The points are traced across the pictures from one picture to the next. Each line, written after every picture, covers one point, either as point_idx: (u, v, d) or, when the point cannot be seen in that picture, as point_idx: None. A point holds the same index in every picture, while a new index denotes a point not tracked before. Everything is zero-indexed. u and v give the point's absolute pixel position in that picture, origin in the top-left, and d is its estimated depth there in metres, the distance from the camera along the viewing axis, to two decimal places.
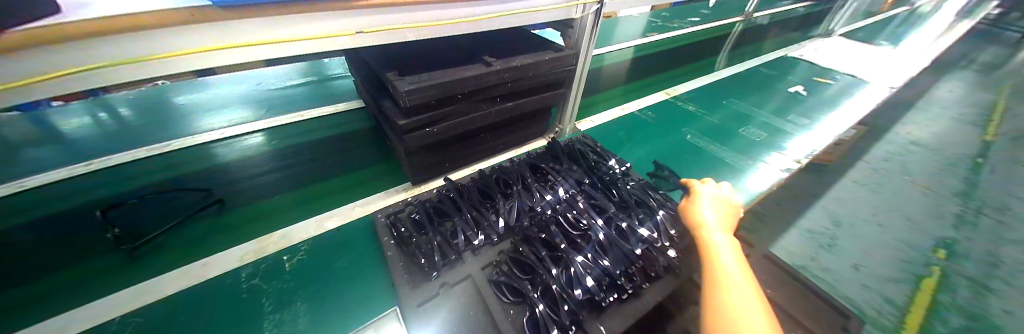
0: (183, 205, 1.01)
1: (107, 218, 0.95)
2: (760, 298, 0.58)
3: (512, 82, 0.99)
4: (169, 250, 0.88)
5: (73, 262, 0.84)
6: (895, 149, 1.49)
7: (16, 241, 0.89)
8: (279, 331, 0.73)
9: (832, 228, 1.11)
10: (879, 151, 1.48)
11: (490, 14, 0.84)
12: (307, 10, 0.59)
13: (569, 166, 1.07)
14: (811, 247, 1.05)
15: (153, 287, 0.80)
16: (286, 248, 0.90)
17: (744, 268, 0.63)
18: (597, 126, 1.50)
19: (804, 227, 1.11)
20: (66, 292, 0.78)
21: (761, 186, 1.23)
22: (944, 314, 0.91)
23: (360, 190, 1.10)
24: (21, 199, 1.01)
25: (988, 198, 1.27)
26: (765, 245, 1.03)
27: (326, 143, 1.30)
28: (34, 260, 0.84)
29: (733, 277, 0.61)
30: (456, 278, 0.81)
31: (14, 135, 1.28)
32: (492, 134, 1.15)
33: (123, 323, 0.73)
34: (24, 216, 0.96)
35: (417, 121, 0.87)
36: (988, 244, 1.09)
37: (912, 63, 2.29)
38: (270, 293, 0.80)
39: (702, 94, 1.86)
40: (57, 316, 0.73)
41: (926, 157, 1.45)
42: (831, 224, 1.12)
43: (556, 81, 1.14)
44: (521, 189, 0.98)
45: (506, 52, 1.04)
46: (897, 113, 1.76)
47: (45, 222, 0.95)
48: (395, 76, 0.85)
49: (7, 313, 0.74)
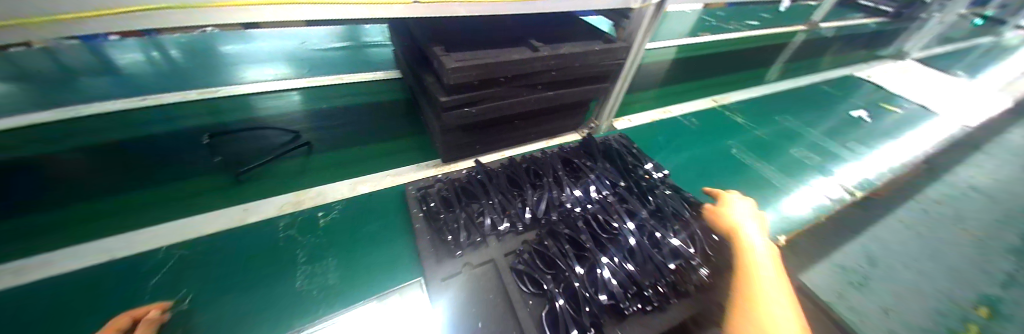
0: (275, 145, 1.09)
1: (212, 144, 1.07)
2: (793, 303, 0.62)
3: (556, 70, 0.94)
4: (209, 192, 0.92)
5: (126, 191, 0.90)
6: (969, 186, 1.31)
7: (81, 161, 0.97)
8: (310, 283, 0.76)
9: None
10: None
11: None
12: None
13: (604, 165, 1.03)
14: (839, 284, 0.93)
15: (194, 224, 0.84)
16: (320, 205, 0.93)
17: (781, 276, 0.66)
18: (634, 126, 1.45)
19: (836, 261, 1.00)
20: (118, 218, 0.83)
21: (798, 211, 1.19)
22: None
23: (387, 160, 1.11)
24: (79, 125, 1.08)
25: None
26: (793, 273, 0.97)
27: (359, 110, 1.32)
28: (93, 182, 0.91)
29: (770, 281, 0.64)
30: (478, 261, 0.81)
31: (78, 64, 1.36)
32: (527, 122, 1.11)
33: (167, 253, 0.77)
34: (82, 140, 1.03)
35: (457, 100, 0.85)
36: None
37: (992, 101, 2.06)
38: (303, 245, 0.83)
39: (752, 107, 1.75)
40: (107, 238, 0.79)
41: None
42: None
43: (601, 74, 1.09)
44: (552, 181, 0.96)
45: (554, 38, 1.00)
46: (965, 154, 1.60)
47: (110, 147, 1.02)
48: (441, 51, 0.83)
49: (67, 231, 0.80)
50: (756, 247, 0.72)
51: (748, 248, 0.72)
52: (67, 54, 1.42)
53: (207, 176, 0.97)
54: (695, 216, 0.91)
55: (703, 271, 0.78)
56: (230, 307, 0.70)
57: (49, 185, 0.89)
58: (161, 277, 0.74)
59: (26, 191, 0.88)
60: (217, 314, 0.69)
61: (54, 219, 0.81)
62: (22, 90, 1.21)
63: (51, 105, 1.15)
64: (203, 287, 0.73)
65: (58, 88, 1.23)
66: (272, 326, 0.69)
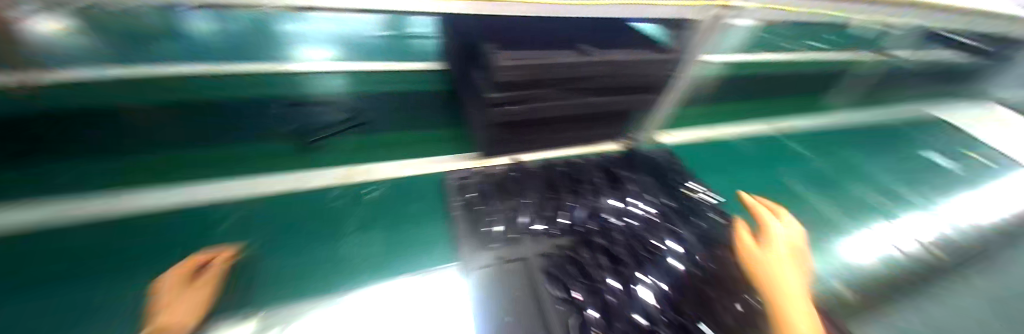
0: (332, 121, 1.17)
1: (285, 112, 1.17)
2: None
3: (604, 76, 0.92)
4: (269, 159, 1.01)
5: (199, 149, 1.00)
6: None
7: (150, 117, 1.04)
8: (355, 249, 0.81)
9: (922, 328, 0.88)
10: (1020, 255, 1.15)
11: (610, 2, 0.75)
12: None
13: (643, 179, 1.04)
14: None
15: (255, 183, 0.92)
16: (368, 181, 0.98)
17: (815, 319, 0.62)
18: (679, 144, 1.39)
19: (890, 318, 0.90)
20: (187, 171, 0.94)
21: (866, 260, 1.02)
22: None
23: (424, 149, 1.15)
24: None
25: None
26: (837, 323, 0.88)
27: (401, 96, 1.35)
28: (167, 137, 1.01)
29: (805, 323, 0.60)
30: (511, 257, 0.82)
31: None
32: (566, 126, 1.10)
33: (231, 205, 0.86)
34: (141, 100, 1.05)
35: (503, 97, 0.85)
36: None
37: None
38: (351, 215, 0.88)
39: (808, 137, 1.62)
40: (175, 189, 0.88)
41: None
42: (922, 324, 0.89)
43: (647, 85, 1.06)
44: (590, 189, 0.97)
45: (604, 43, 0.97)
46: None
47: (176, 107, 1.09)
48: (493, 48, 0.83)
49: (149, 178, 0.90)
50: (792, 285, 0.67)
51: (784, 283, 0.67)
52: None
53: (269, 144, 1.06)
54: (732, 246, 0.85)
55: (736, 304, 0.73)
56: (278, 268, 0.75)
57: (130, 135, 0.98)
58: (224, 229, 0.81)
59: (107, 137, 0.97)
60: (269, 265, 0.75)
61: (135, 165, 0.92)
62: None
63: None
64: (261, 240, 0.80)
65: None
66: (307, 294, 0.70)
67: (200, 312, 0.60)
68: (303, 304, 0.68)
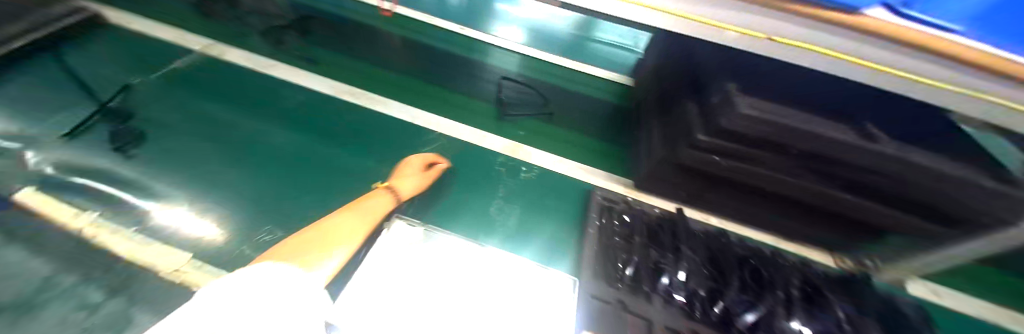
0: (520, 99, 1.27)
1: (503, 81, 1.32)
2: None
3: (874, 173, 0.69)
4: (461, 109, 1.20)
5: (421, 83, 1.26)
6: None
7: (397, 50, 1.37)
8: (500, 216, 0.90)
9: None
10: None
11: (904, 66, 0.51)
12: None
13: (860, 317, 0.72)
14: None
15: (447, 126, 1.12)
16: (526, 162, 1.05)
17: None
18: (946, 307, 0.88)
19: None
20: (408, 96, 1.21)
21: None
22: None
23: (578, 152, 1.13)
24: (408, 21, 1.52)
25: None
26: None
27: (580, 101, 1.33)
28: (405, 67, 1.31)
29: None
30: (637, 311, 0.71)
31: None
32: (770, 207, 0.88)
33: (435, 137, 1.07)
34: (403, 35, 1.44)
35: (715, 145, 0.73)
36: None
37: None
38: (507, 186, 0.98)
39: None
40: (398, 108, 1.16)
41: None
42: None
43: (937, 213, 0.74)
44: (777, 296, 0.73)
45: (905, 131, 0.70)
46: None
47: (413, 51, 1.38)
48: (738, 89, 0.71)
49: (390, 90, 1.21)
50: None
51: None
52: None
53: (465, 97, 1.24)
54: None
55: None
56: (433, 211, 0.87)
57: (390, 58, 1.34)
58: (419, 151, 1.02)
59: (377, 55, 1.34)
60: (439, 194, 0.92)
61: (381, 79, 1.24)
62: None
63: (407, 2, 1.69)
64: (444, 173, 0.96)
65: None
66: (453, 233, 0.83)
67: (415, 191, 0.83)
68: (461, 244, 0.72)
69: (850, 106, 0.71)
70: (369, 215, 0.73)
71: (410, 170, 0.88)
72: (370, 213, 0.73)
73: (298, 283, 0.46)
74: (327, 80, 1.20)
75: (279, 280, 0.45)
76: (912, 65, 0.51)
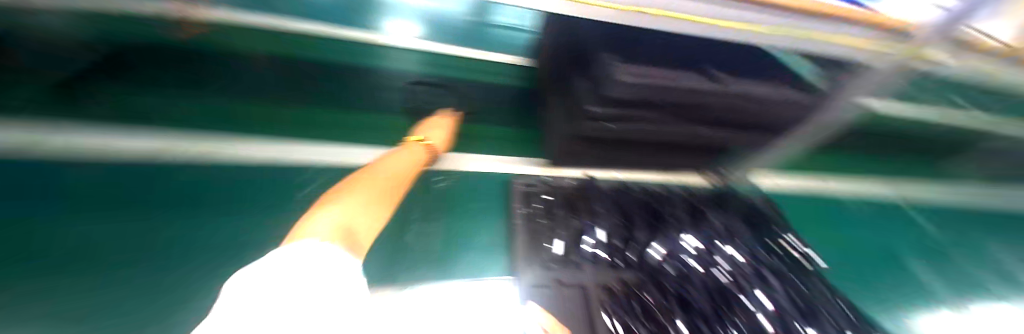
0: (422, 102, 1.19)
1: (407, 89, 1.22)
2: None
3: (724, 108, 0.79)
4: (355, 130, 1.07)
5: (300, 108, 1.07)
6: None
7: (254, 72, 1.11)
8: (416, 241, 0.80)
9: None
10: None
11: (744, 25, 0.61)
12: None
13: (728, 218, 0.92)
14: None
15: (339, 152, 0.96)
16: (439, 171, 0.98)
17: None
18: (777, 186, 1.22)
19: None
20: (282, 127, 1.00)
21: None
22: None
23: (492, 146, 1.15)
24: None
25: None
26: None
27: (484, 91, 1.32)
28: (270, 92, 1.08)
29: None
30: (571, 281, 0.75)
31: None
32: (660, 152, 1.01)
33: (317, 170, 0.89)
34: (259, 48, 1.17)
35: (605, 113, 0.79)
36: None
37: None
38: (416, 204, 0.88)
39: (990, 218, 1.25)
40: (267, 144, 0.93)
41: None
42: None
43: (773, 127, 0.92)
44: (673, 225, 0.87)
45: (747, 68, 0.80)
46: None
47: (277, 69, 1.14)
48: (611, 57, 0.74)
49: (256, 124, 0.98)
50: None
51: None
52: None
53: (359, 115, 1.12)
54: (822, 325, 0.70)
55: None
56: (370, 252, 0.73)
57: (252, 82, 1.09)
58: (311, 188, 0.84)
59: (233, 79, 1.08)
60: None
61: (239, 112, 1.00)
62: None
63: None
64: None
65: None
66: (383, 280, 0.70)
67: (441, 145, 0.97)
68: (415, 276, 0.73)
69: (698, 56, 0.80)
70: (411, 162, 0.83)
71: (437, 125, 1.01)
72: (412, 158, 0.84)
73: (348, 262, 0.41)
74: (149, 128, 0.88)
75: (335, 254, 0.41)
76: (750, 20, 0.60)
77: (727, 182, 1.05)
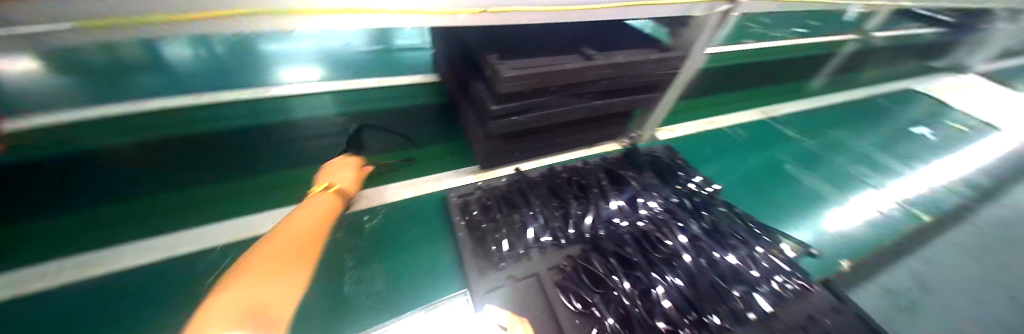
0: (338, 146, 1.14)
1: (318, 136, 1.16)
2: None
3: (608, 80, 0.89)
4: (273, 188, 0.98)
5: (201, 183, 0.95)
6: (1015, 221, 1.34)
7: (119, 164, 0.95)
8: (357, 289, 0.77)
9: (922, 292, 1.02)
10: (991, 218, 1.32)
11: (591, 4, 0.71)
12: None
13: (647, 175, 1.02)
14: (896, 311, 0.95)
15: (251, 223, 0.87)
16: (367, 209, 0.94)
17: None
18: (676, 135, 1.43)
19: (888, 285, 1.02)
20: (164, 219, 0.84)
21: (847, 224, 1.17)
22: None
23: (423, 166, 1.12)
24: (126, 119, 1.09)
25: None
26: (852, 293, 0.96)
27: (401, 117, 1.30)
28: (143, 179, 0.93)
29: None
30: (522, 274, 0.80)
31: (129, 57, 1.35)
32: (570, 130, 1.08)
33: (226, 252, 0.80)
34: (126, 138, 1.03)
35: (507, 109, 0.83)
36: None
37: None
38: (351, 251, 0.84)
39: (800, 118, 1.76)
40: (154, 240, 0.80)
41: None
42: (922, 288, 1.03)
43: (651, 84, 1.01)
44: (597, 194, 0.95)
45: (606, 44, 0.93)
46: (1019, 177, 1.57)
47: (151, 154, 0.99)
48: (496, 59, 0.80)
49: (145, 218, 0.84)
50: None
51: None
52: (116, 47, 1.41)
53: (275, 172, 1.02)
54: (733, 245, 0.83)
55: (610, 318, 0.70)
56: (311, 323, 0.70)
57: (118, 175, 0.92)
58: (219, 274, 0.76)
59: (93, 179, 0.91)
60: None
61: (105, 214, 0.83)
62: (63, 81, 1.19)
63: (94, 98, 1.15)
64: None
65: (104, 79, 1.22)
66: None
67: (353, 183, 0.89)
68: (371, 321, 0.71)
69: (573, 43, 0.90)
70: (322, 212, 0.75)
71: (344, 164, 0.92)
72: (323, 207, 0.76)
73: None
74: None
75: None
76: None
77: (634, 144, 1.17)
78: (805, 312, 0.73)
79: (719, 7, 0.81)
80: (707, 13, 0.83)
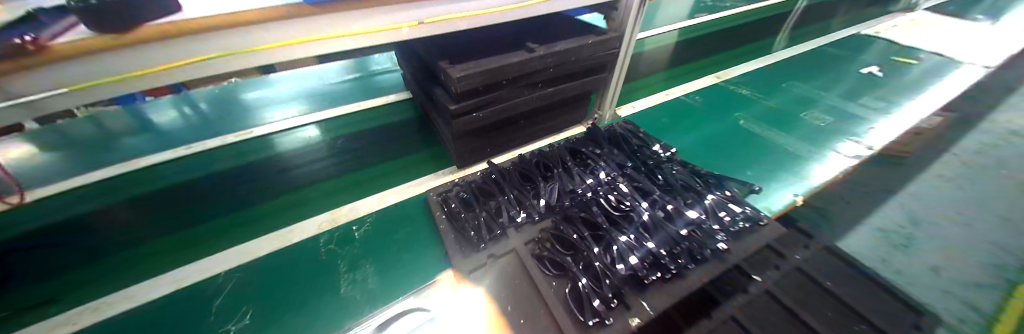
0: (325, 168, 1.21)
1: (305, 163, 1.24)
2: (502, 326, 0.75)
3: (553, 67, 0.98)
4: (266, 215, 1.04)
5: (200, 221, 1.01)
6: (980, 147, 1.43)
7: (121, 219, 1.02)
8: (353, 289, 0.84)
9: (903, 228, 1.08)
10: (949, 147, 1.42)
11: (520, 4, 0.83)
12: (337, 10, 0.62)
13: (609, 149, 1.11)
14: (882, 248, 1.01)
15: (247, 250, 0.93)
16: (354, 220, 1.02)
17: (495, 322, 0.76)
18: (638, 111, 1.53)
19: (869, 227, 1.08)
20: (167, 258, 0.91)
21: (824, 176, 1.22)
22: None
23: (405, 174, 1.19)
24: (123, 179, 1.17)
25: None
26: (831, 240, 1.02)
27: (382, 134, 1.38)
28: (144, 227, 1.00)
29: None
30: (501, 252, 0.88)
31: (118, 125, 1.44)
32: (532, 120, 1.17)
33: (225, 278, 0.86)
34: (124, 196, 1.10)
35: (466, 106, 0.92)
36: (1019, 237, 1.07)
37: (1000, 48, 2.14)
38: (343, 256, 0.91)
39: (759, 78, 1.86)
40: (159, 277, 0.86)
41: (999, 155, 1.39)
42: (904, 224, 1.09)
43: (598, 66, 1.10)
44: (562, 172, 1.03)
45: (547, 36, 1.02)
46: (973, 103, 1.67)
47: (149, 205, 1.07)
48: (447, 64, 0.88)
49: (158, 258, 0.91)
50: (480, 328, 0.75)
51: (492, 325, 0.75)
52: (105, 118, 1.50)
53: (268, 201, 1.08)
54: (690, 201, 0.92)
55: (583, 278, 0.77)
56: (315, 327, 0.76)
57: (120, 228, 0.99)
58: (225, 295, 0.83)
59: (98, 235, 0.98)
60: (279, 323, 0.77)
61: (113, 262, 0.90)
62: (61, 157, 1.27)
63: (90, 165, 1.23)
64: (264, 301, 0.81)
65: (99, 149, 1.31)
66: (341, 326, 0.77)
67: None
68: (370, 313, 0.79)
69: (518, 41, 1.00)
70: None
71: None
72: None
73: None
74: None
75: None
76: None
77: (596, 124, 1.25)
78: (756, 242, 0.88)
79: None
80: None
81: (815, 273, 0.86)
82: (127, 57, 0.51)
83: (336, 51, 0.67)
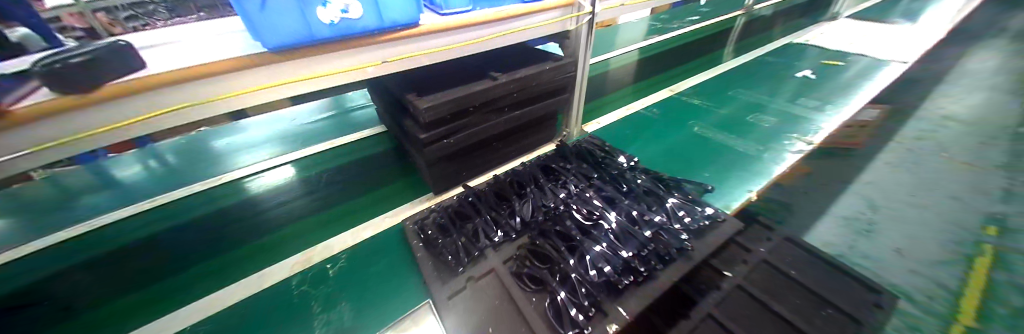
0: (300, 208, 1.21)
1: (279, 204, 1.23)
2: None
3: (516, 92, 1.04)
4: (239, 261, 1.01)
5: (168, 274, 0.98)
6: (918, 134, 1.58)
7: (80, 281, 0.98)
8: (328, 329, 0.82)
9: (866, 214, 1.17)
10: (888, 137, 1.56)
11: (481, 38, 0.89)
12: (301, 56, 0.66)
13: (577, 164, 1.17)
14: (849, 235, 1.09)
15: (217, 300, 0.90)
16: (329, 258, 1.01)
17: None
18: (603, 126, 1.62)
19: (835, 215, 1.17)
20: (131, 316, 0.87)
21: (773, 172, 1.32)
22: (1004, 294, 0.92)
23: (380, 206, 1.19)
24: (82, 241, 1.12)
25: (985, 175, 1.33)
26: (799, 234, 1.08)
27: (358, 169, 1.39)
28: (105, 286, 0.96)
29: None
30: (480, 273, 0.89)
31: (77, 184, 1.39)
32: (502, 143, 1.22)
33: (193, 332, 0.83)
34: (84, 256, 1.06)
35: (436, 134, 0.96)
36: (964, 212, 1.17)
37: (916, 45, 2.41)
38: (317, 297, 0.90)
39: (710, 88, 2.01)
40: None
41: (934, 140, 1.54)
42: (865, 211, 1.18)
43: (558, 88, 1.18)
44: (535, 189, 1.08)
45: (508, 65, 1.10)
46: (901, 96, 1.87)
47: (110, 263, 1.03)
48: (414, 97, 0.93)
49: (122, 316, 0.87)
50: None
51: None
52: (62, 178, 1.44)
53: (240, 246, 1.06)
54: (655, 205, 0.98)
55: (561, 292, 0.79)
56: None
57: (79, 290, 0.95)
58: None
59: (56, 299, 0.93)
60: None
61: (72, 326, 0.86)
62: (15, 223, 1.21)
63: (45, 228, 1.17)
64: None
65: (55, 210, 1.26)
66: None
67: None
68: None
69: (481, 71, 1.07)
70: None
71: None
72: None
73: None
74: None
75: None
76: (479, 33, 0.88)
77: (564, 141, 1.32)
78: (718, 237, 0.93)
79: (584, 19, 1.04)
80: (577, 26, 1.06)
81: (779, 262, 0.91)
82: (91, 115, 0.53)
83: (302, 92, 0.71)
